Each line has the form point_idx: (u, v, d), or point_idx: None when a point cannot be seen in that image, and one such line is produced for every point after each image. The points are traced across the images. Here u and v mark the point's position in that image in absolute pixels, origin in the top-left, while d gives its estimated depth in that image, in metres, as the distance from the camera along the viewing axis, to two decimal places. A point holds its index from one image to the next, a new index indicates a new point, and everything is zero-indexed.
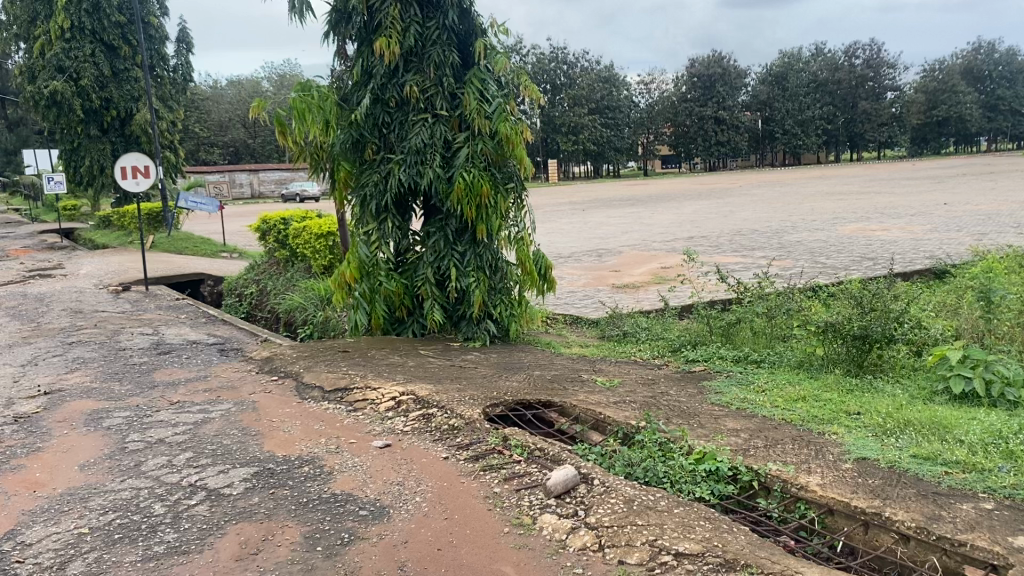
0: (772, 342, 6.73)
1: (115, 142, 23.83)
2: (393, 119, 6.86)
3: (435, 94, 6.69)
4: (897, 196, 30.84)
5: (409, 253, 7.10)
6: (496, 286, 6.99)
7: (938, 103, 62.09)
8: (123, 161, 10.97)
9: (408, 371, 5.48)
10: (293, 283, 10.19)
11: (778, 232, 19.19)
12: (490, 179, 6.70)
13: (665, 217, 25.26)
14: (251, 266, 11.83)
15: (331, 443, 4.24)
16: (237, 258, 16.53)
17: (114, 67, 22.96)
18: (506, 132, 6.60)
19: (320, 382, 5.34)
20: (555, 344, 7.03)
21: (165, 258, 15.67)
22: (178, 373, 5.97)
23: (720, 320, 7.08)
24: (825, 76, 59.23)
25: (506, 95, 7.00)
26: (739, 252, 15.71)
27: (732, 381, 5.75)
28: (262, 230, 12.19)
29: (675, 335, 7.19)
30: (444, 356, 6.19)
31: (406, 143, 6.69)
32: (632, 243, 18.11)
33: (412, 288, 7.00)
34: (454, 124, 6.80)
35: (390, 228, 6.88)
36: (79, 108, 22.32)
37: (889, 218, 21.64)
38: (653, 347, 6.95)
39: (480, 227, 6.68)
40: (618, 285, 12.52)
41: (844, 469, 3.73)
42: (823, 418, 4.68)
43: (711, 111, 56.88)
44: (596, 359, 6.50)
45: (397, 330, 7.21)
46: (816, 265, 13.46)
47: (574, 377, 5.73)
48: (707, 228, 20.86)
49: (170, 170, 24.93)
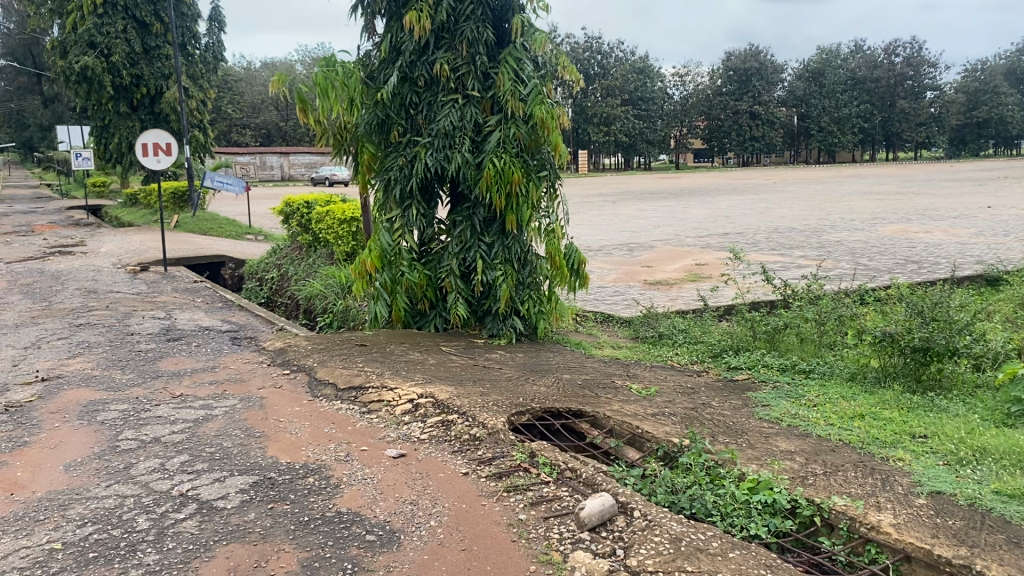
0: (821, 350, 6.26)
1: (145, 120, 23.64)
2: (421, 99, 6.44)
3: (467, 73, 6.27)
4: (937, 198, 30.00)
5: (434, 243, 6.69)
6: (524, 281, 6.55)
7: (979, 103, 60.65)
8: (144, 138, 10.69)
9: (428, 370, 5.07)
10: (315, 269, 9.83)
11: (816, 231, 18.61)
12: (522, 166, 6.26)
13: (698, 212, 24.72)
14: (273, 250, 11.49)
15: (340, 450, 3.84)
16: (262, 241, 16.25)
17: (146, 44, 22.78)
18: (541, 115, 6.15)
19: (333, 378, 4.94)
20: (585, 344, 6.58)
21: (188, 238, 15.41)
22: (185, 363, 5.61)
23: (763, 326, 6.63)
24: (864, 74, 58.13)
25: (544, 76, 6.54)
26: (776, 251, 15.17)
27: (780, 393, 5.32)
28: (286, 213, 11.84)
29: (715, 338, 6.74)
30: (468, 354, 5.78)
31: (435, 125, 6.27)
32: (665, 238, 17.62)
33: (435, 279, 6.59)
34: (486, 106, 6.37)
35: (414, 216, 6.48)
36: (110, 84, 22.16)
37: (931, 220, 20.95)
38: (692, 352, 6.53)
39: (510, 217, 6.25)
40: (651, 282, 12.05)
41: (918, 505, 3.28)
42: (885, 440, 4.23)
43: (745, 105, 55.97)
44: (631, 362, 6.07)
45: (418, 324, 6.81)
46: (858, 267, 12.91)
47: (608, 382, 5.30)
48: (741, 225, 20.29)
49: (199, 150, 24.72)
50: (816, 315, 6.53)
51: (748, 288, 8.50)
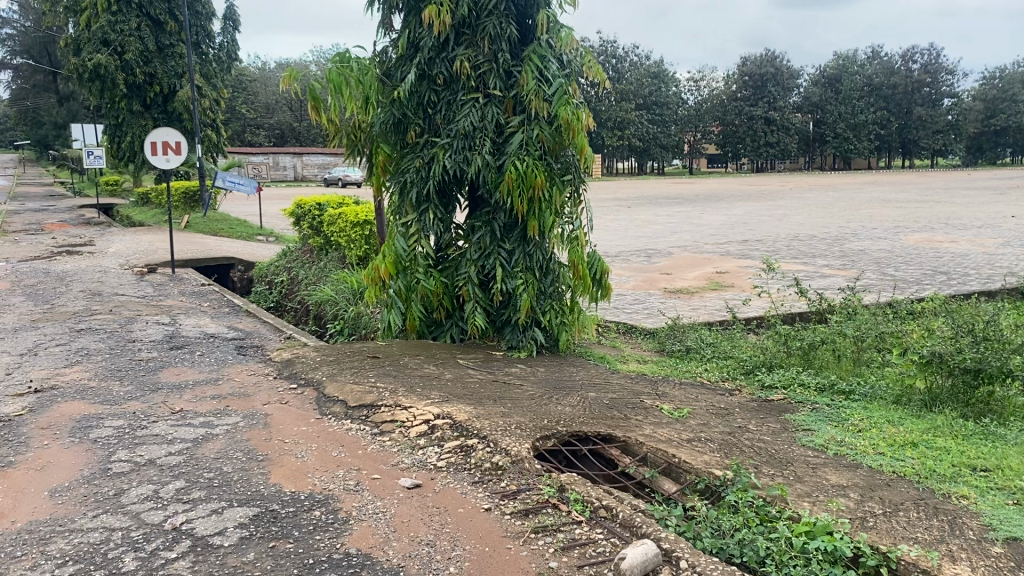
0: (860, 369, 5.90)
1: (157, 119, 23.41)
2: (440, 98, 6.12)
3: (489, 71, 5.94)
4: (959, 206, 29.43)
5: (450, 248, 6.36)
6: (546, 290, 6.21)
7: (996, 111, 60.19)
8: (153, 137, 10.41)
9: (444, 387, 4.74)
10: (326, 273, 9.54)
11: (838, 239, 18.17)
12: (546, 169, 5.93)
13: (715, 218, 24.33)
14: (284, 253, 11.21)
15: (350, 478, 3.52)
16: (273, 243, 15.97)
17: (160, 42, 22.57)
18: (567, 117, 5.81)
19: (343, 395, 4.62)
20: (610, 358, 6.21)
21: (198, 239, 15.15)
22: (187, 374, 5.30)
23: (798, 341, 6.27)
24: (881, 80, 57.16)
25: (569, 76, 6.20)
26: (798, 260, 14.77)
27: (820, 417, 4.98)
28: (297, 215, 11.55)
29: (747, 353, 6.40)
30: (486, 368, 5.45)
31: (454, 125, 5.95)
32: (683, 245, 17.24)
33: (452, 288, 6.26)
34: (508, 106, 6.05)
35: (431, 220, 6.16)
36: (123, 82, 21.95)
37: (955, 229, 20.44)
38: (722, 367, 6.18)
39: (532, 223, 5.92)
40: (671, 290, 11.71)
41: (995, 556, 2.93)
42: (944, 474, 3.86)
43: (761, 111, 55.49)
44: (658, 379, 5.73)
45: (433, 334, 6.48)
46: (885, 278, 12.50)
47: (637, 402, 4.96)
48: (761, 232, 19.88)
49: (211, 149, 24.48)
50: (854, 331, 6.17)
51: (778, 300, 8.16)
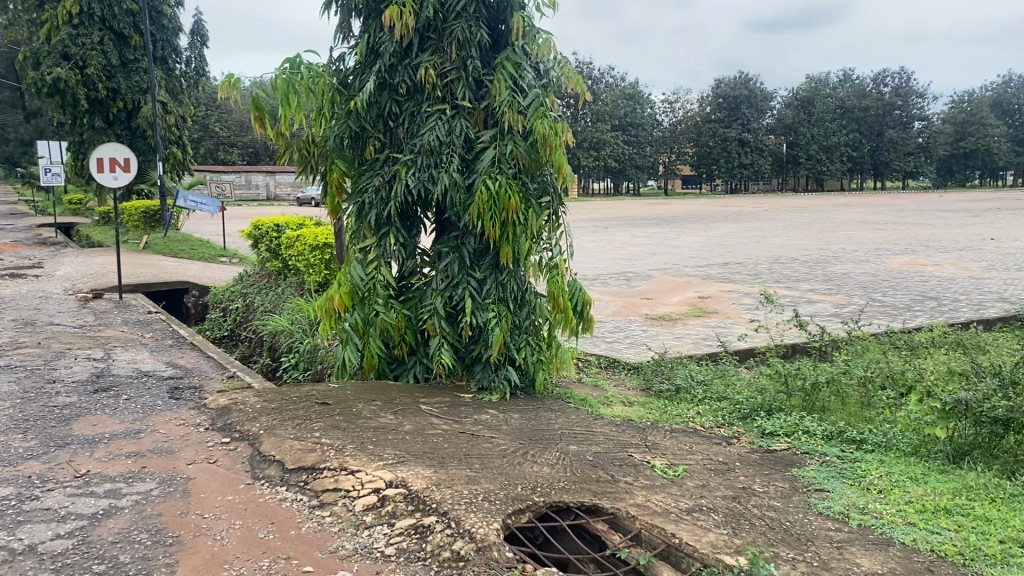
0: (869, 414, 5.30)
1: (120, 136, 22.21)
2: (403, 110, 5.48)
3: (457, 80, 5.32)
4: (936, 228, 29.26)
5: (414, 277, 5.70)
6: (521, 323, 5.53)
7: (965, 134, 60.89)
8: (99, 153, 9.67)
9: (400, 443, 4.07)
10: (282, 300, 8.87)
11: (820, 262, 17.75)
12: (520, 189, 5.29)
13: (694, 239, 23.87)
14: (240, 276, 10.51)
15: (276, 572, 2.84)
16: (235, 265, 15.22)
17: (124, 57, 21.77)
18: (544, 131, 5.19)
19: (282, 454, 3.94)
20: (593, 401, 5.52)
21: (154, 261, 14.34)
22: (104, 425, 4.58)
23: (800, 381, 5.67)
24: (853, 102, 57.53)
25: (547, 87, 5.59)
26: (782, 284, 14.27)
27: (833, 473, 4.37)
28: (255, 236, 10.85)
29: (743, 394, 5.78)
30: (452, 415, 4.78)
31: (418, 139, 5.31)
32: (663, 267, 16.71)
33: (416, 321, 5.59)
34: (478, 118, 5.42)
35: (392, 246, 5.50)
36: (84, 98, 21.00)
37: (938, 252, 20.11)
38: (717, 410, 5.56)
39: (505, 249, 5.27)
40: (653, 316, 11.16)
41: None
42: (994, 553, 3.23)
43: (735, 133, 55.45)
44: (645, 426, 5.08)
45: (395, 373, 5.78)
46: (874, 304, 12.00)
47: (624, 456, 4.31)
48: (741, 254, 19.41)
49: (177, 167, 23.66)
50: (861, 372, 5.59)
51: (773, 334, 7.63)
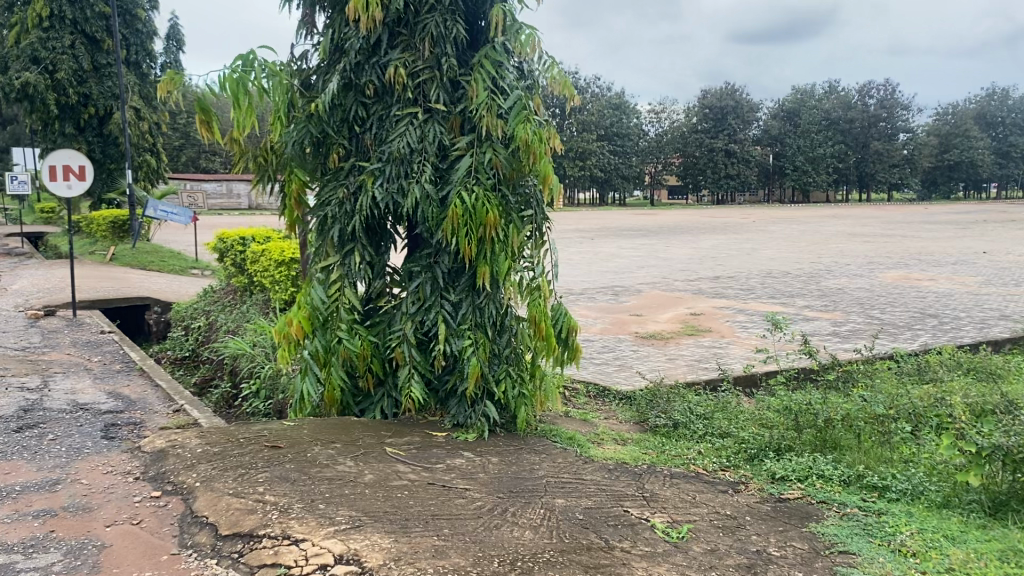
0: (888, 455, 4.76)
1: (92, 143, 21.59)
2: (370, 114, 4.90)
3: (430, 81, 4.76)
4: (925, 241, 28.90)
5: (383, 299, 5.11)
6: (500, 352, 4.92)
7: (949, 147, 60.96)
8: (51, 160, 9.04)
9: (356, 502, 3.48)
10: (246, 318, 8.32)
11: (813, 276, 17.32)
12: (500, 202, 4.72)
13: (682, 252, 23.39)
14: (205, 292, 9.93)
15: None
16: (206, 277, 14.59)
17: (96, 62, 21.07)
18: (527, 136, 4.61)
19: (216, 515, 3.34)
20: (581, 439, 4.93)
21: (118, 274, 13.66)
22: (18, 474, 3.95)
23: (812, 417, 5.11)
24: (839, 114, 57.51)
25: (531, 89, 5.03)
26: (776, 300, 13.77)
27: (857, 529, 3.82)
28: (220, 250, 10.25)
29: (747, 430, 5.23)
30: (422, 461, 4.20)
31: (386, 145, 4.73)
32: (652, 281, 16.17)
33: (384, 349, 4.99)
34: (454, 123, 4.86)
35: (357, 265, 4.91)
36: (55, 105, 20.21)
37: (931, 266, 19.72)
38: (719, 450, 4.99)
39: (483, 269, 4.69)
40: (643, 334, 10.64)
41: None
42: None
43: (721, 143, 55.15)
44: (640, 470, 4.51)
45: (360, 407, 5.17)
46: (873, 323, 11.51)
47: (619, 513, 3.74)
48: (731, 267, 18.92)
49: (151, 175, 22.97)
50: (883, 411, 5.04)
51: (782, 363, 7.20)
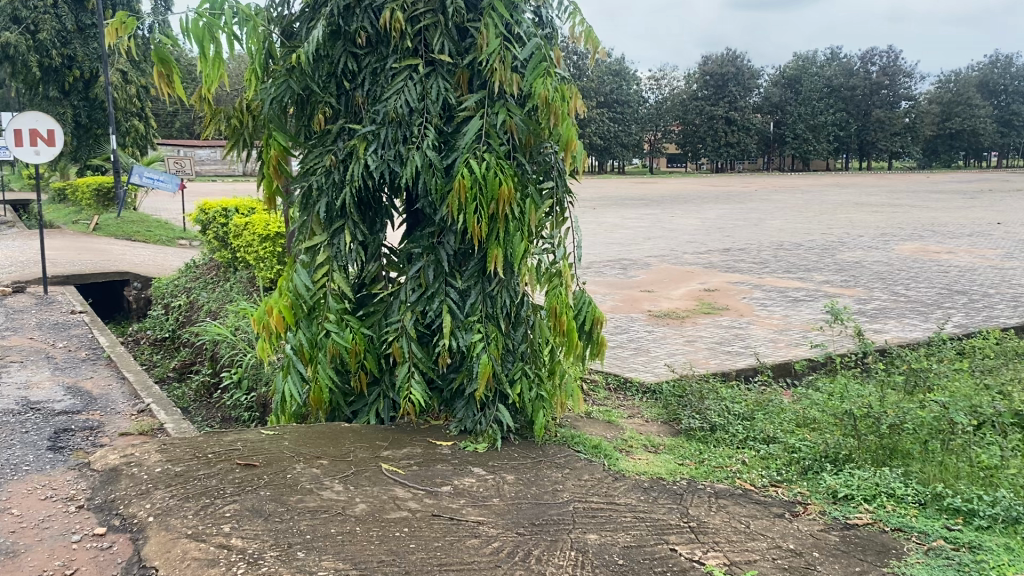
0: (968, 468, 4.07)
1: (77, 107, 20.62)
2: (362, 67, 4.16)
3: (432, 28, 4.03)
4: (935, 212, 28.15)
5: (377, 285, 4.41)
6: (514, 348, 4.24)
7: (952, 115, 59.90)
8: (17, 124, 8.29)
9: (346, 548, 2.80)
10: (230, 298, 7.64)
11: (826, 248, 16.62)
12: (515, 170, 4.00)
13: (687, 222, 22.65)
14: (186, 267, 9.21)
15: None
16: (193, 250, 13.84)
17: (80, 21, 20.03)
18: (546, 93, 3.87)
19: (167, 567, 2.67)
20: (608, 447, 4.25)
21: (100, 245, 12.91)
22: None
23: (873, 423, 4.44)
24: (840, 81, 56.46)
25: (550, 39, 4.28)
26: (792, 274, 13.07)
27: (950, 569, 3.16)
28: (203, 222, 9.52)
29: (796, 437, 4.57)
30: (425, 482, 3.51)
31: (380, 103, 4.01)
32: (660, 254, 15.46)
33: (380, 344, 4.30)
34: (461, 80, 4.14)
35: (347, 245, 4.21)
36: (38, 66, 19.30)
37: (947, 238, 19.03)
38: (767, 460, 4.34)
39: (495, 250, 3.97)
40: (656, 313, 9.98)
41: None
42: None
43: (722, 110, 54.10)
44: (679, 488, 3.85)
45: (353, 408, 4.48)
46: (898, 301, 10.83)
47: (666, 554, 3.06)
48: (741, 239, 18.19)
49: (139, 141, 22.06)
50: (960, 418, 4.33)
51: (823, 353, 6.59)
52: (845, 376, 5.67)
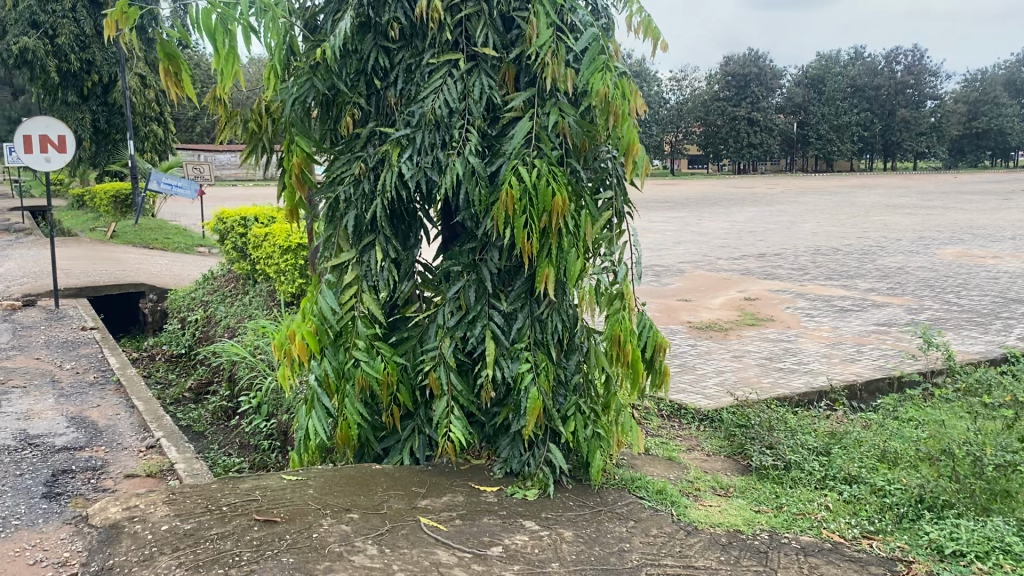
0: None
1: (96, 111, 20.33)
2: (395, 63, 3.69)
3: (474, 18, 3.56)
4: (970, 213, 27.30)
5: (411, 307, 3.94)
6: (566, 379, 3.76)
7: (978, 114, 58.76)
8: (26, 130, 7.92)
9: None
10: (249, 313, 7.23)
11: (866, 253, 16.02)
12: (569, 179, 3.51)
13: (716, 225, 22.06)
14: (204, 278, 8.80)
15: None
16: (211, 258, 13.45)
17: (99, 25, 19.71)
18: (606, 90, 3.36)
19: None
20: (673, 492, 3.78)
21: (117, 254, 12.56)
22: None
23: (974, 463, 3.90)
24: (864, 81, 55.46)
25: (606, 30, 3.80)
26: (835, 281, 12.49)
27: None
28: (221, 231, 9.11)
29: (883, 478, 4.04)
30: (472, 542, 3.02)
31: (416, 104, 3.53)
32: (693, 260, 14.89)
33: (414, 374, 3.81)
34: (507, 76, 3.66)
35: (378, 263, 3.75)
36: (57, 72, 19.02)
37: (989, 241, 18.34)
38: (854, 506, 3.82)
39: (547, 270, 3.48)
40: (696, 324, 9.47)
41: None
42: None
43: (744, 111, 53.25)
44: (761, 544, 3.34)
45: (384, 445, 3.99)
46: (952, 310, 10.22)
47: None
48: (775, 243, 17.58)
49: (158, 146, 21.76)
50: None
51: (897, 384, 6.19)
52: (924, 410, 5.16)
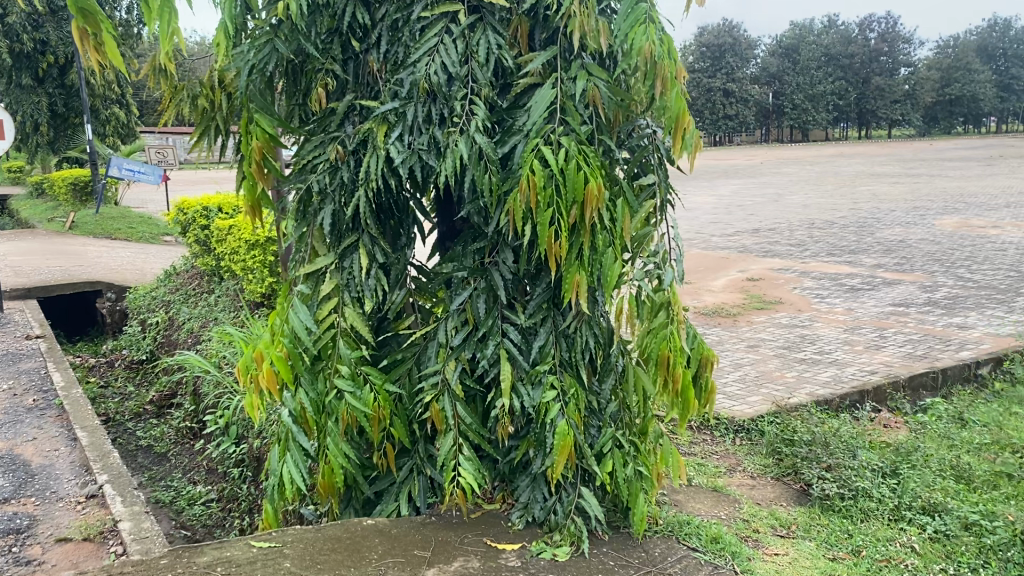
0: None
1: (53, 94, 19.22)
2: (377, 21, 2.95)
3: None
4: (957, 181, 26.75)
5: (404, 321, 3.22)
6: (598, 407, 3.07)
7: (951, 80, 58.17)
8: None
9: None
10: (214, 315, 6.49)
11: (862, 226, 15.44)
12: (598, 159, 2.79)
13: (703, 199, 21.45)
14: (166, 275, 8.02)
15: None
16: (176, 248, 12.61)
17: (52, 3, 18.53)
18: (650, 46, 2.65)
19: None
20: (731, 538, 3.13)
21: (73, 246, 11.69)
22: None
23: None
24: (839, 49, 54.89)
25: None
26: (837, 258, 11.89)
27: None
28: (182, 222, 8.31)
29: (975, 509, 3.39)
30: None
31: (405, 70, 2.80)
32: (686, 237, 14.26)
33: (410, 403, 3.10)
34: (517, 33, 2.92)
35: (363, 270, 3.02)
36: (9, 53, 17.91)
37: (983, 211, 17.84)
38: (948, 548, 3.16)
39: (576, 275, 2.76)
40: (701, 309, 8.82)
41: None
42: None
43: (719, 83, 52.40)
44: None
45: (375, 488, 3.29)
46: (968, 287, 9.62)
47: None
48: (767, 217, 16.96)
49: (120, 130, 20.70)
50: None
51: (946, 381, 5.55)
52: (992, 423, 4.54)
